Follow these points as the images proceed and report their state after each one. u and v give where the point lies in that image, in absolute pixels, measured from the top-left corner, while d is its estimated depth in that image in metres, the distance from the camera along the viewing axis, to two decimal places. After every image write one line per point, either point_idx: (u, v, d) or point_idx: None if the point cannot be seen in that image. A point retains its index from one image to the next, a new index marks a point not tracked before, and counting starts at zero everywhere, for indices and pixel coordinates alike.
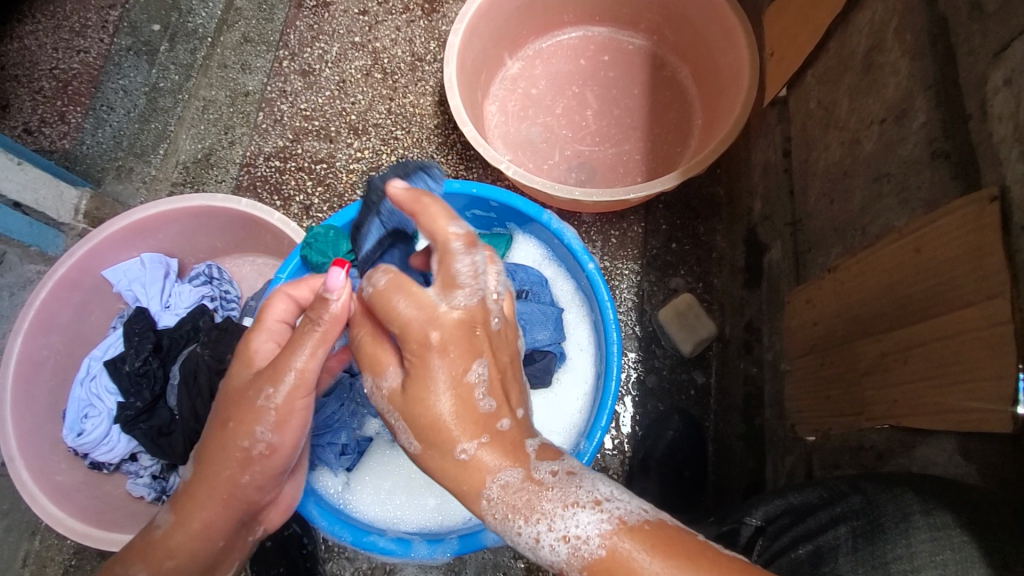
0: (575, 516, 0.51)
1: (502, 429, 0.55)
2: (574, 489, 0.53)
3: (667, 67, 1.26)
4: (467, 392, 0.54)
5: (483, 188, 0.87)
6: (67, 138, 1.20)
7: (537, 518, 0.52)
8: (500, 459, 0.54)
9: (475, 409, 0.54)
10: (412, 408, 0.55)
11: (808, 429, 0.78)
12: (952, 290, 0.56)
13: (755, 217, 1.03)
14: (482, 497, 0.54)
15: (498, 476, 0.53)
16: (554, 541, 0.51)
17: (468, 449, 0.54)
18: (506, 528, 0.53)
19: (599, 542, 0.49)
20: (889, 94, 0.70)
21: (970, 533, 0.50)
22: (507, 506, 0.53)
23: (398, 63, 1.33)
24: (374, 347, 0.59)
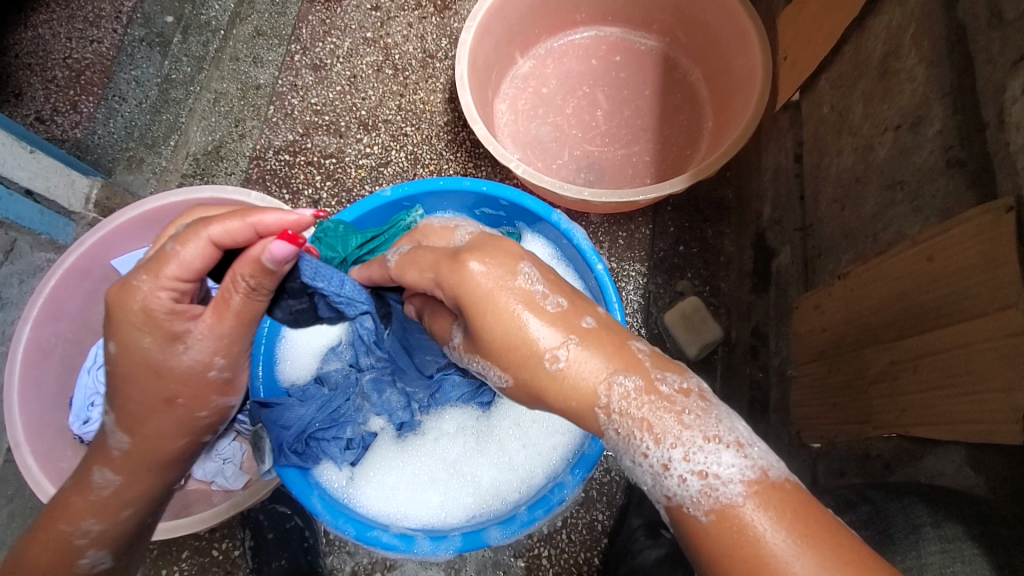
0: (716, 452, 0.48)
1: (587, 328, 0.53)
2: (713, 422, 0.49)
3: (678, 68, 1.25)
4: (533, 299, 0.54)
5: (493, 186, 0.88)
6: (79, 127, 1.21)
7: (668, 442, 0.49)
8: (597, 360, 0.51)
9: (545, 313, 0.53)
10: (489, 339, 0.54)
11: (814, 436, 0.78)
12: (965, 300, 0.56)
13: (764, 222, 1.03)
14: (602, 412, 0.50)
15: (613, 382, 0.50)
16: (685, 472, 0.47)
17: (560, 356, 0.52)
18: (631, 449, 0.50)
19: (740, 490, 0.46)
20: (905, 101, 0.70)
21: (981, 545, 0.50)
22: (632, 419, 0.49)
23: (409, 59, 1.33)
24: (437, 315, 0.65)
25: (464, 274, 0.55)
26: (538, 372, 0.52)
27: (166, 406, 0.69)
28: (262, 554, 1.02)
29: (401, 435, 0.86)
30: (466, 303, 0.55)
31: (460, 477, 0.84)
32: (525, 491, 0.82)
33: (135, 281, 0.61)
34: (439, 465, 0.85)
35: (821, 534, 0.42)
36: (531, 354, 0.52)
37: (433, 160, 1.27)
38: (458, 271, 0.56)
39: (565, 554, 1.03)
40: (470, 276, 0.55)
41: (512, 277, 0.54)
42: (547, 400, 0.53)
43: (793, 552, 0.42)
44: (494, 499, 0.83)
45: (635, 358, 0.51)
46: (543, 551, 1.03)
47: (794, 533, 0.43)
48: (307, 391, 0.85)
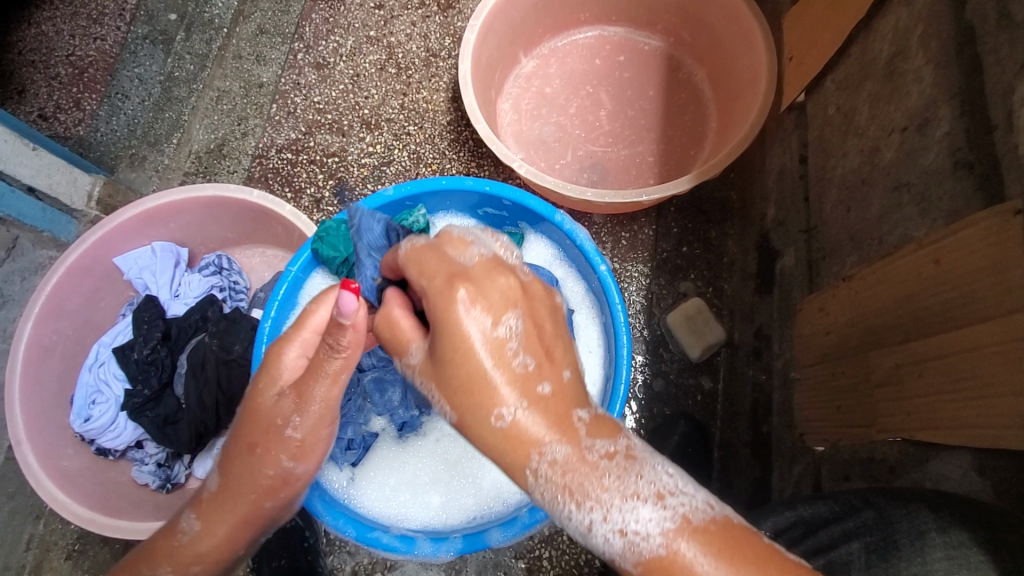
0: (634, 510, 0.48)
1: (543, 394, 0.50)
2: (634, 478, 0.50)
3: (683, 69, 1.25)
4: (500, 347, 0.50)
5: (496, 186, 0.87)
6: (82, 125, 1.21)
7: (590, 505, 0.50)
8: (539, 427, 0.49)
9: (510, 365, 0.50)
10: (440, 370, 0.52)
11: (817, 439, 0.78)
12: (972, 304, 0.56)
13: (768, 223, 1.02)
14: (528, 472, 0.50)
15: (545, 451, 0.49)
16: (608, 532, 0.49)
17: (506, 413, 0.50)
18: (556, 508, 0.50)
19: (659, 541, 0.47)
20: (912, 102, 0.69)
21: (986, 552, 0.50)
22: (557, 486, 0.49)
23: (412, 58, 1.32)
24: (394, 326, 0.57)
25: (440, 307, 0.51)
26: (478, 416, 0.51)
27: (247, 453, 0.67)
28: (262, 553, 1.02)
29: (402, 436, 0.85)
30: (436, 328, 0.51)
31: (460, 478, 0.84)
32: (527, 493, 0.81)
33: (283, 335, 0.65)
34: (439, 466, 0.84)
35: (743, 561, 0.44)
36: (473, 401, 0.51)
37: (435, 159, 1.27)
38: (442, 297, 0.51)
39: (565, 556, 1.03)
40: (451, 307, 0.51)
41: (492, 321, 0.50)
42: (478, 443, 0.52)
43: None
44: (495, 501, 0.82)
45: (575, 428, 0.50)
46: (543, 552, 1.03)
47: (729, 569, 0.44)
48: None
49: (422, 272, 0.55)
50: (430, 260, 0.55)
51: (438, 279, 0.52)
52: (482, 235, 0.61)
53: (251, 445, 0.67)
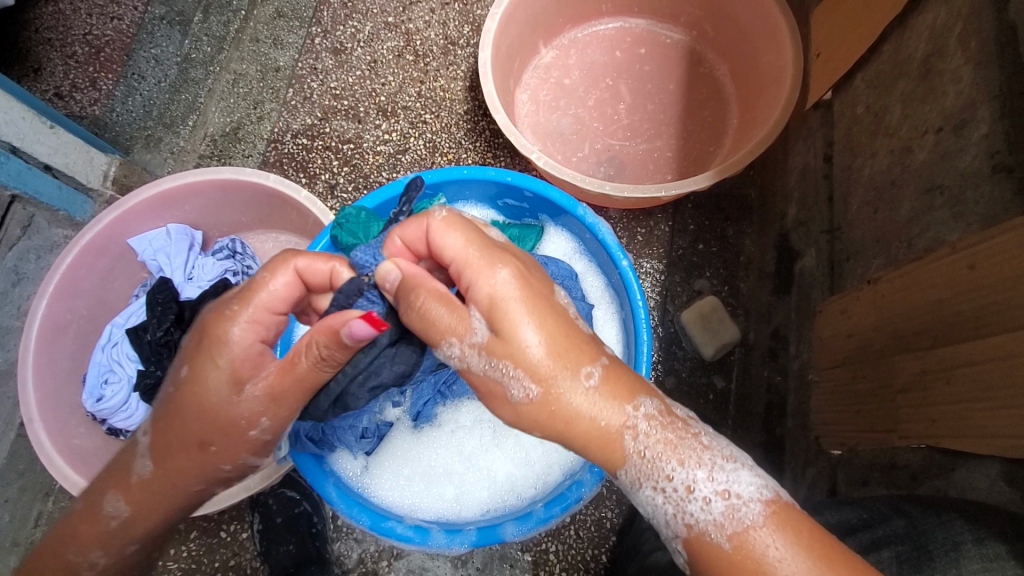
0: (736, 472, 0.52)
1: (611, 354, 0.57)
2: (726, 443, 0.55)
3: (705, 63, 1.23)
4: (565, 315, 0.56)
5: (517, 177, 0.86)
6: (98, 104, 1.17)
7: (692, 464, 0.52)
8: (624, 383, 0.54)
9: (580, 333, 0.55)
10: (520, 348, 0.52)
11: (835, 442, 0.77)
12: (1007, 311, 0.54)
13: (789, 223, 1.01)
14: (627, 433, 0.53)
15: (641, 404, 0.53)
16: (710, 494, 0.51)
17: (592, 376, 0.53)
18: (656, 470, 0.53)
19: (759, 509, 0.50)
20: (949, 103, 0.68)
21: None
22: (658, 443, 0.53)
23: (430, 46, 1.31)
24: (447, 306, 0.54)
25: (508, 280, 0.53)
26: (568, 388, 0.53)
27: (198, 449, 0.69)
28: (270, 537, 1.02)
29: (417, 426, 0.85)
30: (506, 310, 0.52)
31: (474, 471, 0.83)
32: (541, 488, 0.82)
33: (230, 311, 0.64)
34: (454, 458, 0.84)
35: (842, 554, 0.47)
36: (562, 372, 0.53)
37: (451, 149, 1.26)
38: (503, 272, 0.53)
39: (572, 550, 1.02)
40: (514, 283, 0.53)
41: (551, 292, 0.56)
42: (568, 421, 0.53)
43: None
44: (510, 494, 0.82)
45: (653, 382, 0.57)
46: (550, 546, 1.03)
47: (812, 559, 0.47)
48: None
49: (467, 242, 0.55)
50: (475, 230, 0.56)
51: (489, 252, 0.54)
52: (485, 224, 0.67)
53: (202, 443, 0.69)
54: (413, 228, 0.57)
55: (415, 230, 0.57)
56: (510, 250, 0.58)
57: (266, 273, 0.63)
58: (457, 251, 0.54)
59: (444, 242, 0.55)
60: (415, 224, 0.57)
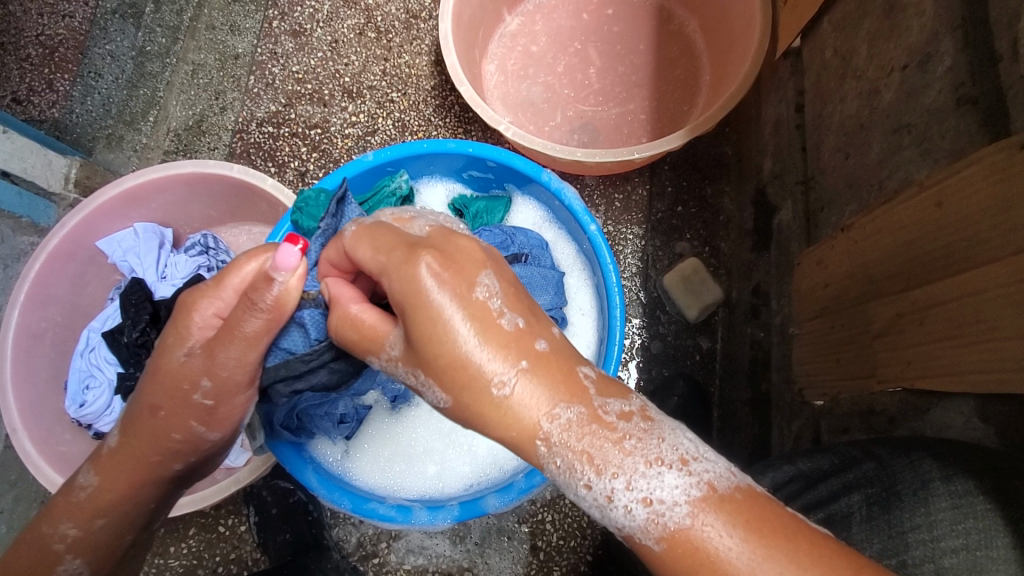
0: (659, 476, 0.44)
1: (537, 354, 0.47)
2: (657, 442, 0.45)
3: (674, 20, 1.20)
4: (483, 311, 0.47)
5: (479, 147, 0.84)
6: (56, 107, 1.11)
7: (611, 472, 0.44)
8: (545, 386, 0.46)
9: (497, 331, 0.47)
10: (422, 353, 0.48)
11: (816, 393, 0.77)
12: (977, 247, 0.53)
13: (765, 176, 0.99)
14: (540, 441, 0.46)
15: (555, 413, 0.45)
16: (630, 504, 0.44)
17: (504, 380, 0.46)
18: (571, 480, 0.45)
19: (687, 511, 0.43)
20: (913, 38, 0.66)
21: (993, 500, 0.50)
22: (573, 453, 0.45)
23: (392, 21, 1.27)
24: (362, 324, 0.54)
25: (413, 276, 0.48)
26: (478, 392, 0.46)
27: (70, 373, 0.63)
28: (268, 529, 1.04)
29: (396, 407, 0.84)
30: (407, 319, 0.48)
31: (455, 447, 0.83)
32: (522, 459, 0.81)
33: (200, 288, 0.61)
34: (434, 436, 0.84)
35: (779, 539, 0.40)
36: (470, 372, 0.47)
37: (421, 126, 1.23)
38: (413, 269, 0.48)
39: (569, 519, 1.03)
40: (422, 281, 0.48)
41: (467, 285, 0.48)
42: (481, 424, 0.48)
43: (752, 566, 0.40)
44: (492, 468, 0.82)
45: (581, 385, 0.47)
46: (546, 516, 1.04)
47: (745, 551, 0.40)
48: None
49: (378, 246, 0.53)
50: (386, 234, 0.53)
51: (399, 252, 0.50)
52: (428, 214, 0.61)
53: None
54: (336, 252, 0.58)
55: (338, 253, 0.58)
56: (430, 245, 0.51)
57: (245, 257, 0.60)
58: (370, 260, 0.52)
59: (359, 254, 0.54)
60: (335, 246, 0.58)
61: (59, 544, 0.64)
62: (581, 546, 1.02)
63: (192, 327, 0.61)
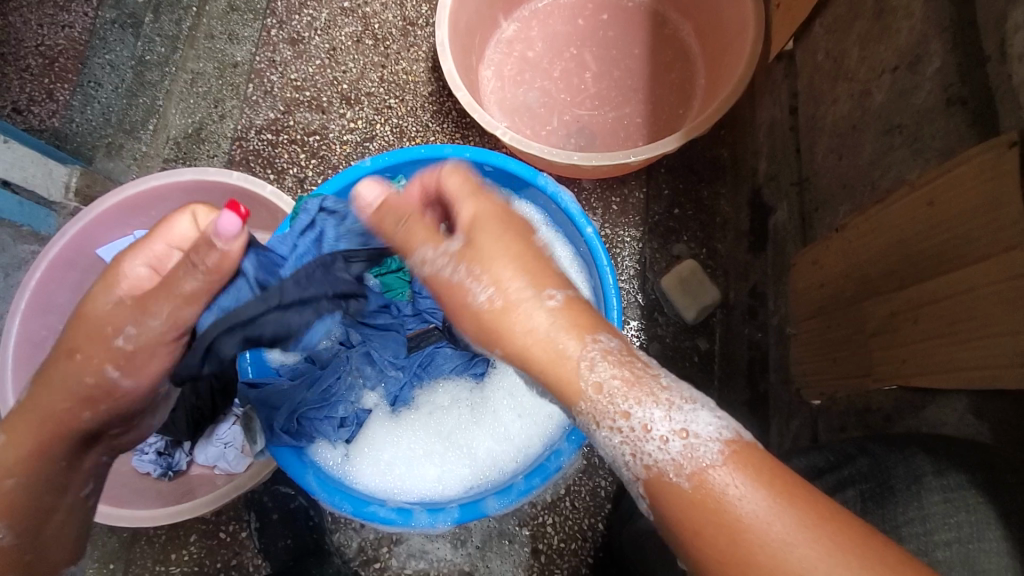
0: (695, 412, 0.47)
1: (581, 295, 0.53)
2: (689, 391, 0.49)
3: (668, 24, 1.21)
4: (542, 248, 0.56)
5: (476, 152, 0.85)
6: (56, 116, 1.13)
7: (648, 404, 0.47)
8: (587, 317, 0.50)
9: (551, 262, 0.54)
10: (484, 251, 0.53)
11: (814, 393, 0.77)
12: (969, 244, 0.54)
13: (760, 179, 1.00)
14: (583, 356, 0.48)
15: (598, 338, 0.49)
16: (665, 436, 0.46)
17: (551, 298, 0.50)
18: (606, 410, 0.48)
19: (718, 449, 0.45)
20: (902, 40, 0.66)
21: (985, 493, 0.50)
22: (615, 375, 0.48)
23: (389, 28, 1.28)
24: (426, 219, 0.58)
25: (488, 207, 0.57)
26: (529, 299, 0.51)
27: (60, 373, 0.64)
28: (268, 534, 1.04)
29: (395, 410, 0.86)
30: (483, 222, 0.56)
31: (455, 450, 0.84)
32: (522, 460, 0.81)
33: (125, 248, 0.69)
34: (434, 438, 0.84)
35: (792, 491, 0.43)
36: (527, 278, 0.51)
37: (418, 132, 1.24)
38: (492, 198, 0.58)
39: (569, 521, 1.04)
40: (499, 209, 0.57)
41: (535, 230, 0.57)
42: (524, 332, 0.50)
43: (773, 511, 0.42)
44: (492, 469, 0.82)
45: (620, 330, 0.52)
46: (547, 519, 1.04)
47: (768, 496, 0.43)
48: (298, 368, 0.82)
49: (466, 177, 0.62)
50: (470, 172, 0.63)
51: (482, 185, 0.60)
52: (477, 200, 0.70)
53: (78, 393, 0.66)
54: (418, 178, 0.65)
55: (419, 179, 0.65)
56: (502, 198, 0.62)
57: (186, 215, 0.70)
58: (454, 183, 0.61)
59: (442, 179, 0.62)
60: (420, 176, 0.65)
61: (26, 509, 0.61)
62: (582, 548, 1.03)
63: (121, 279, 0.68)
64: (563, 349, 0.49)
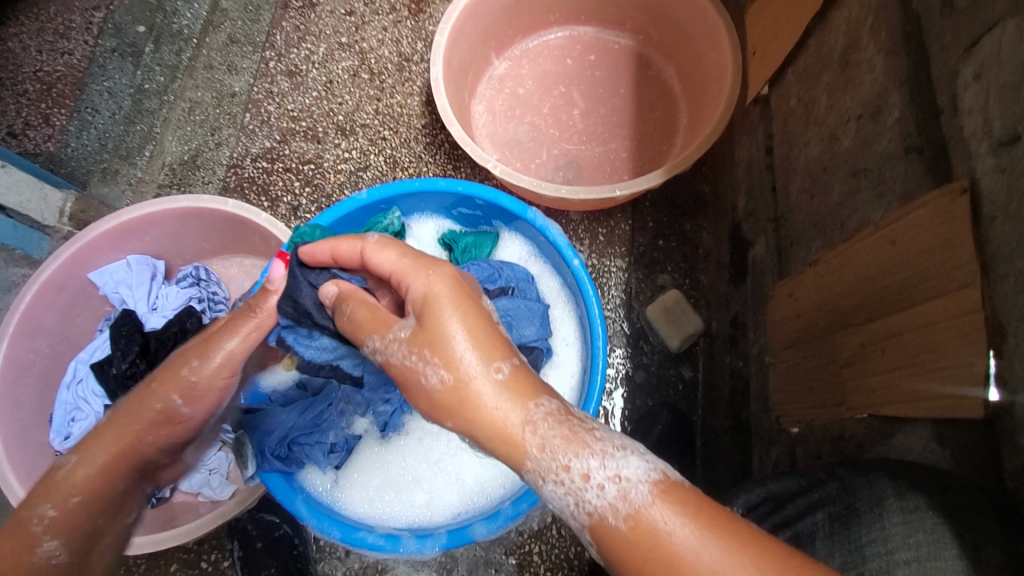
0: (625, 457, 0.49)
1: (522, 361, 0.55)
2: (618, 435, 0.52)
3: (652, 66, 1.27)
4: (487, 317, 0.57)
5: (468, 186, 0.88)
6: (52, 140, 1.17)
7: (586, 453, 0.50)
8: (530, 383, 0.53)
9: (495, 332, 0.56)
10: (432, 339, 0.55)
11: (792, 421, 0.80)
12: (927, 281, 0.57)
13: (740, 214, 1.05)
14: (526, 425, 0.51)
15: (540, 401, 0.52)
16: (602, 481, 0.48)
17: (499, 370, 0.53)
18: (545, 470, 0.50)
19: (648, 489, 0.47)
20: (866, 91, 0.72)
21: (944, 516, 0.52)
22: (554, 437, 0.50)
23: (385, 63, 1.33)
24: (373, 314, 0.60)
25: (438, 281, 0.57)
26: (475, 376, 0.53)
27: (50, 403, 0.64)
28: (251, 563, 1.02)
29: (385, 437, 0.85)
30: (425, 305, 0.56)
31: (443, 476, 0.85)
32: (509, 485, 0.83)
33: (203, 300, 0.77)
34: (423, 464, 0.85)
35: (722, 526, 0.45)
36: (472, 359, 0.53)
37: (412, 163, 1.27)
38: (435, 273, 0.58)
39: (556, 550, 1.04)
40: (442, 283, 0.57)
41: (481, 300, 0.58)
42: (472, 411, 0.52)
43: (702, 542, 0.44)
44: (479, 495, 0.83)
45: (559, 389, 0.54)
46: (534, 547, 1.04)
47: (697, 530, 0.44)
48: (290, 396, 0.84)
49: (401, 253, 0.60)
50: (408, 245, 0.62)
51: (419, 259, 0.59)
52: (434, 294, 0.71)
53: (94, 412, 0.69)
54: (346, 245, 0.65)
55: (351, 248, 0.65)
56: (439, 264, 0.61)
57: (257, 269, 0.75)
58: (391, 263, 0.60)
59: (381, 257, 0.61)
60: (349, 243, 0.65)
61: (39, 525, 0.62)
62: None
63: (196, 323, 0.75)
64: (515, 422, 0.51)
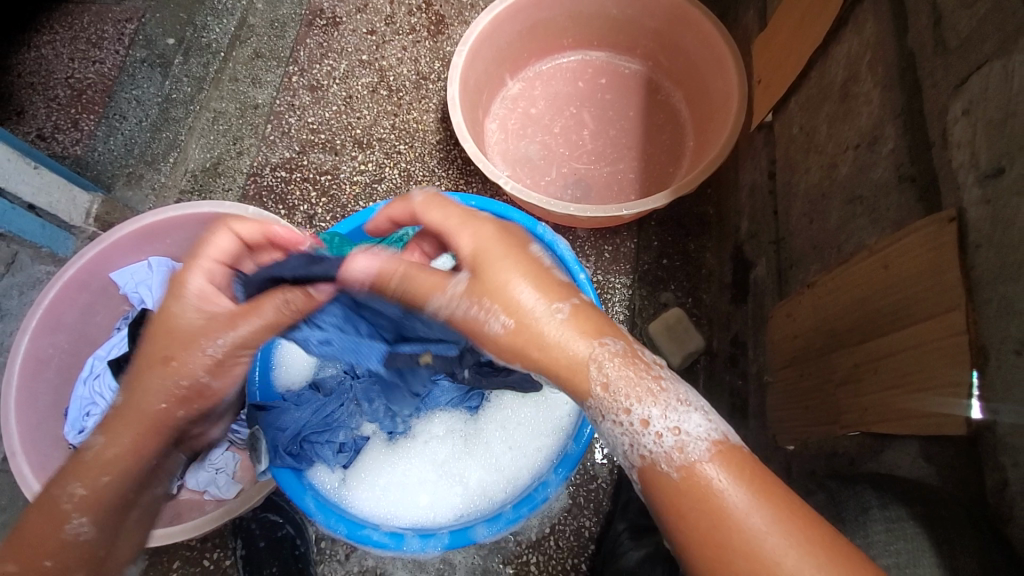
0: (687, 413, 0.53)
1: (582, 300, 0.58)
2: (677, 387, 0.55)
3: (661, 91, 1.32)
4: (542, 264, 0.59)
5: (481, 201, 0.92)
6: (79, 145, 1.27)
7: (647, 401, 0.53)
8: (590, 323, 0.56)
9: (551, 277, 0.58)
10: (493, 288, 0.57)
11: (789, 439, 0.82)
12: (915, 304, 0.60)
13: (742, 236, 1.08)
14: (588, 367, 0.54)
15: (601, 342, 0.55)
16: (661, 430, 0.52)
17: (559, 312, 0.56)
18: (610, 410, 0.54)
19: (706, 447, 0.51)
20: (863, 122, 0.75)
21: (922, 525, 0.54)
22: (617, 382, 0.54)
23: (403, 81, 1.38)
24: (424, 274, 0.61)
25: (488, 233, 0.60)
26: (536, 320, 0.55)
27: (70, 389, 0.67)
28: (253, 562, 1.04)
29: (392, 438, 0.88)
30: (481, 256, 0.58)
31: (447, 479, 0.87)
32: (511, 490, 0.85)
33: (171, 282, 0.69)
34: (428, 466, 0.87)
35: (768, 497, 0.49)
36: (532, 304, 0.56)
37: (425, 176, 1.31)
38: (485, 228, 0.60)
39: (553, 561, 1.05)
40: (493, 237, 0.59)
41: (530, 246, 0.60)
42: (534, 351, 0.55)
43: (749, 507, 0.48)
44: (481, 499, 0.85)
45: (619, 331, 0.57)
46: (531, 557, 1.05)
47: (748, 494, 0.49)
48: (303, 395, 0.87)
49: (447, 211, 0.63)
50: (452, 203, 0.64)
51: (468, 215, 0.62)
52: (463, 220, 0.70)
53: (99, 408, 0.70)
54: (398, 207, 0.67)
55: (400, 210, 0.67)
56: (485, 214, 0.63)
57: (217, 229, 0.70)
58: (438, 222, 0.63)
59: (427, 217, 0.63)
60: (400, 206, 0.67)
61: (65, 503, 0.63)
62: None
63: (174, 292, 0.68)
64: (575, 363, 0.54)
